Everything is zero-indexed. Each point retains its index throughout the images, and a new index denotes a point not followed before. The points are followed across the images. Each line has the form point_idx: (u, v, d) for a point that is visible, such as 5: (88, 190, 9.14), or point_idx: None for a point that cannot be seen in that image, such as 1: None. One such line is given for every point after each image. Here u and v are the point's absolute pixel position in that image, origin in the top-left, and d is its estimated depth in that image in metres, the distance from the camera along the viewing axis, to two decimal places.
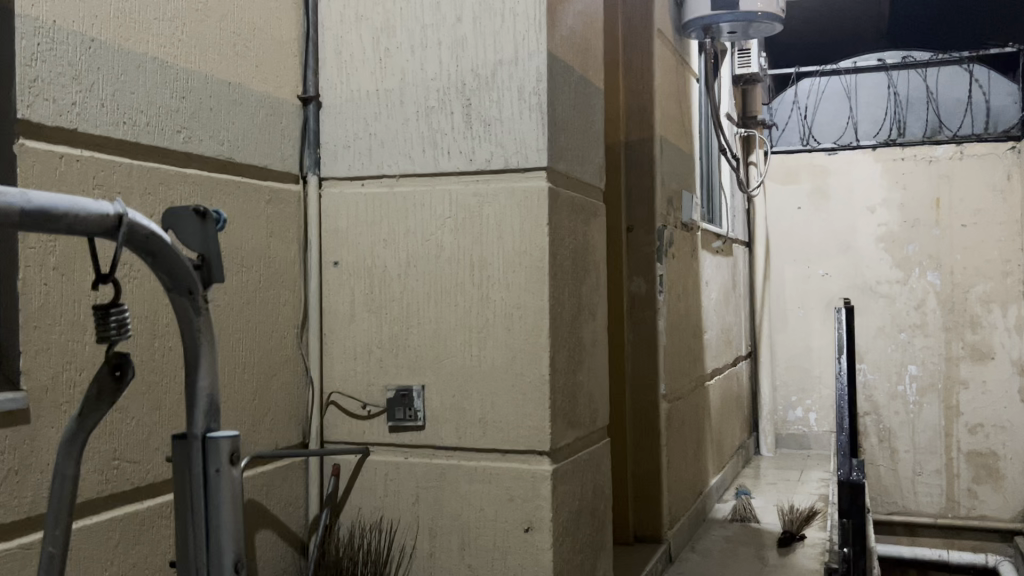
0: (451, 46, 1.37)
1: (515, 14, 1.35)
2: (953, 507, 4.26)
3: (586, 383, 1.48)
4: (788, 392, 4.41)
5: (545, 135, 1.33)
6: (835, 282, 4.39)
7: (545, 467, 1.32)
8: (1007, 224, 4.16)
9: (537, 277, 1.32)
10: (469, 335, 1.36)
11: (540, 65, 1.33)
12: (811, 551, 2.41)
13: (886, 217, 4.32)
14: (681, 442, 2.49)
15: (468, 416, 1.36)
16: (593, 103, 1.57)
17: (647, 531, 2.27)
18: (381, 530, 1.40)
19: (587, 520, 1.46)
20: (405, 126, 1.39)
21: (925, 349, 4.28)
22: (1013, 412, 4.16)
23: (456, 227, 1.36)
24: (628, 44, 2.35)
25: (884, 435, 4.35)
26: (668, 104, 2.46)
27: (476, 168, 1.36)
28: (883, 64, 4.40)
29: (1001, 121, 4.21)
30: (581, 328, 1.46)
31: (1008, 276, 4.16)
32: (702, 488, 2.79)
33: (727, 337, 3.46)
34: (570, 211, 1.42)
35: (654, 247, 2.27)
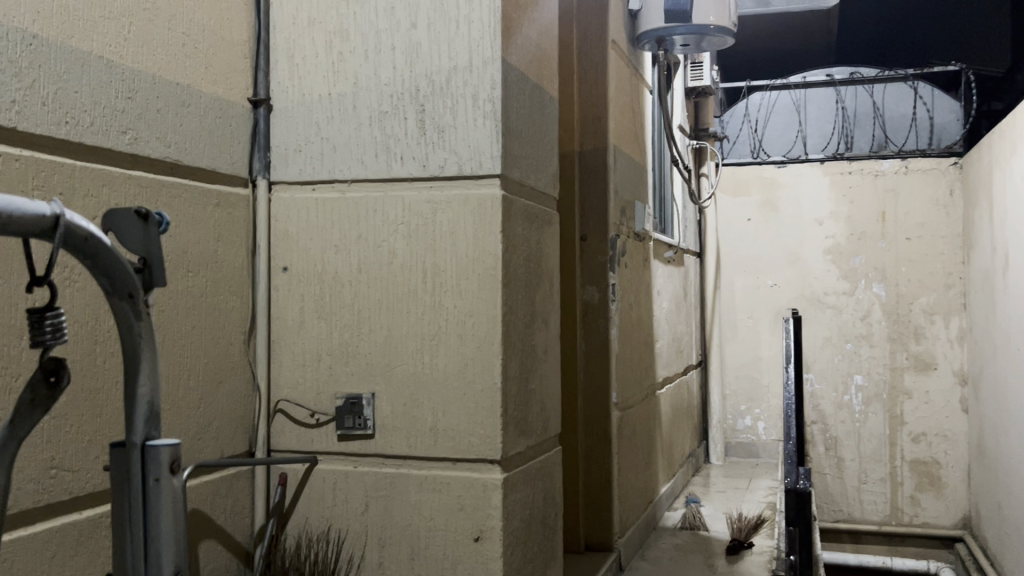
0: (406, 51, 1.37)
1: (470, 20, 1.34)
2: (897, 515, 4.34)
3: (538, 391, 1.47)
4: (737, 400, 4.45)
5: (499, 142, 1.32)
6: (783, 293, 4.46)
7: (496, 475, 1.32)
8: (949, 238, 4.29)
9: (490, 284, 1.32)
10: (422, 343, 1.35)
11: (495, 72, 1.33)
12: (759, 559, 2.44)
13: (833, 229, 4.41)
14: (631, 451, 2.50)
15: (419, 425, 1.35)
16: (547, 112, 1.57)
17: (598, 540, 2.27)
18: (329, 540, 1.38)
19: (538, 528, 1.45)
20: (358, 130, 1.38)
21: (871, 359, 4.36)
22: (955, 421, 4.28)
23: (409, 233, 1.35)
24: (582, 52, 2.36)
25: (830, 443, 4.42)
26: (622, 114, 2.48)
27: (429, 175, 1.35)
28: (832, 80, 4.43)
29: (944, 138, 4.34)
30: (534, 335, 1.45)
31: (950, 288, 4.28)
32: (652, 496, 2.80)
33: (678, 345, 3.48)
34: (524, 219, 1.42)
35: (607, 256, 2.28)
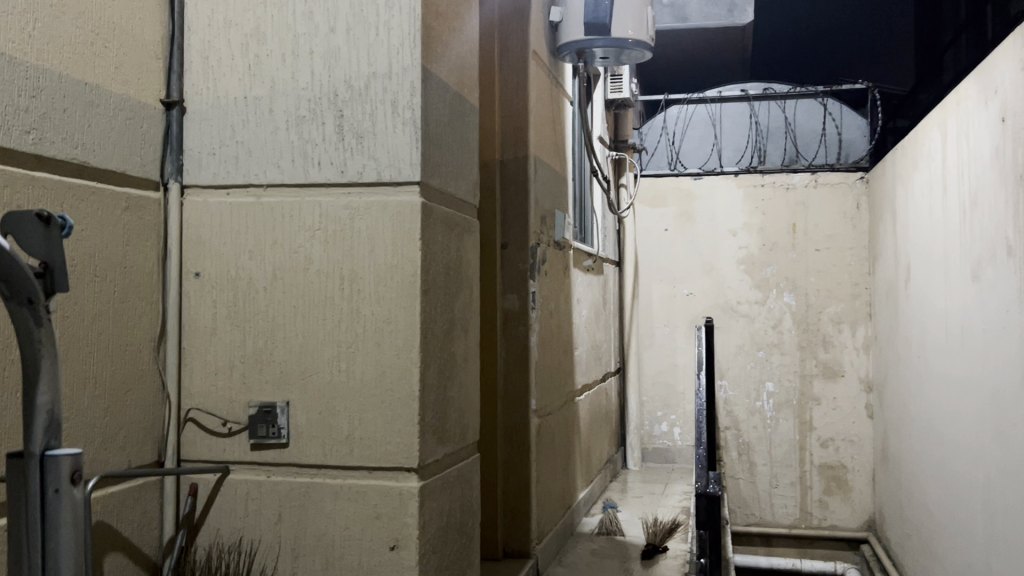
0: (324, 56, 1.35)
1: (389, 27, 1.34)
2: (806, 518, 4.47)
3: (456, 399, 1.47)
4: (654, 407, 4.55)
5: (418, 150, 1.32)
6: (698, 301, 4.58)
7: (412, 484, 1.31)
8: (856, 250, 4.44)
9: (409, 291, 1.31)
10: (338, 350, 1.33)
11: (415, 79, 1.33)
12: (673, 563, 2.48)
13: (746, 240, 4.54)
14: (550, 456, 2.51)
15: (335, 433, 1.33)
16: (468, 121, 1.58)
17: (515, 547, 2.28)
18: (240, 551, 1.35)
19: (454, 536, 1.45)
20: (275, 135, 1.36)
21: (781, 366, 4.50)
22: (861, 426, 4.42)
23: (326, 239, 1.34)
24: (504, 60, 2.38)
25: (743, 449, 4.55)
26: (542, 123, 2.50)
27: (347, 180, 1.34)
28: (746, 94, 4.57)
29: (852, 153, 4.52)
30: (452, 343, 1.45)
31: (857, 298, 4.43)
32: (570, 502, 2.83)
33: (597, 352, 3.53)
34: (443, 226, 1.41)
35: (527, 264, 2.30)
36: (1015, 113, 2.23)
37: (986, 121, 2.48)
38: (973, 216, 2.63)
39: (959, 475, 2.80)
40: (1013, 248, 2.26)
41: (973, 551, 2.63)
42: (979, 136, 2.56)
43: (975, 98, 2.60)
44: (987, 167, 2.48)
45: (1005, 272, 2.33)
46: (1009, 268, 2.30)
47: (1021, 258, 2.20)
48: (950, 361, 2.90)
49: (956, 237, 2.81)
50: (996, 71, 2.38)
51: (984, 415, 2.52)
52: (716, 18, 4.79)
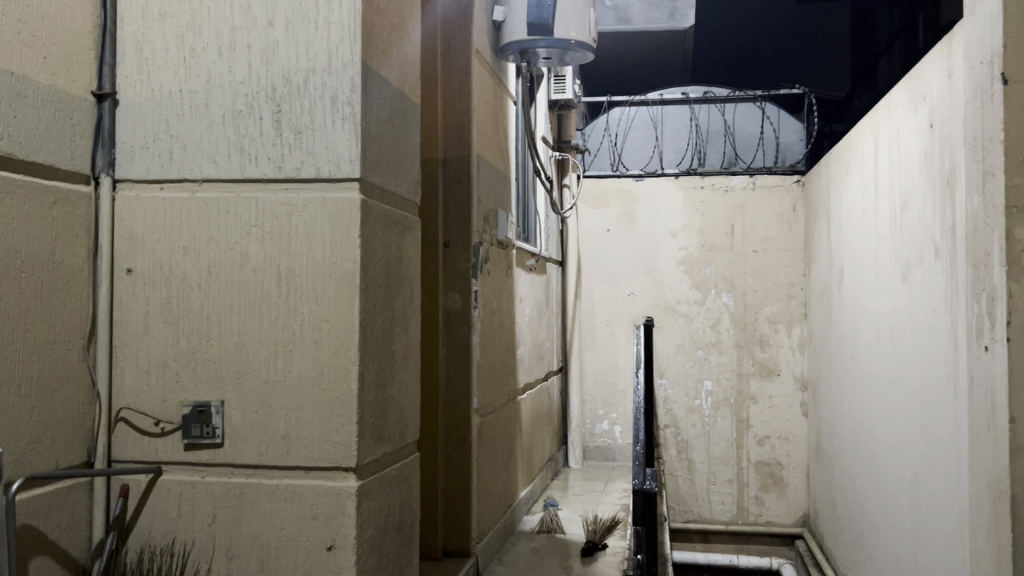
0: (262, 50, 1.34)
1: (329, 22, 1.32)
2: (743, 514, 4.55)
3: (396, 398, 1.46)
4: (595, 405, 4.59)
5: (358, 146, 1.31)
6: (639, 301, 4.64)
7: (350, 483, 1.30)
8: (792, 251, 4.53)
9: (347, 289, 1.30)
10: (275, 349, 1.32)
11: (354, 75, 1.32)
12: (612, 560, 2.51)
13: (686, 241, 4.61)
14: (491, 455, 2.51)
15: (271, 433, 1.32)
16: (409, 119, 1.57)
17: (456, 546, 2.27)
18: (173, 553, 1.33)
19: (393, 536, 1.44)
20: (211, 129, 1.34)
21: (719, 366, 4.58)
22: (796, 424, 4.51)
23: (262, 236, 1.32)
24: (447, 60, 2.36)
25: (681, 446, 4.62)
26: (484, 122, 2.50)
27: (284, 176, 1.32)
28: (687, 98, 4.67)
29: (788, 157, 4.65)
30: (392, 342, 1.44)
31: (793, 298, 4.52)
32: (511, 500, 2.83)
33: (539, 351, 3.54)
34: (383, 224, 1.40)
35: (469, 263, 2.30)
36: (943, 120, 2.29)
37: (915, 127, 2.55)
38: (903, 220, 2.70)
39: (888, 472, 2.88)
40: (940, 251, 2.33)
41: (901, 547, 2.71)
42: (909, 141, 2.63)
43: (905, 104, 2.68)
44: (916, 172, 2.55)
45: (932, 274, 2.40)
46: (936, 270, 2.37)
47: (947, 259, 2.27)
48: (881, 360, 2.98)
49: (887, 240, 2.89)
50: (925, 78, 2.46)
51: (912, 414, 2.59)
52: (658, 21, 4.85)
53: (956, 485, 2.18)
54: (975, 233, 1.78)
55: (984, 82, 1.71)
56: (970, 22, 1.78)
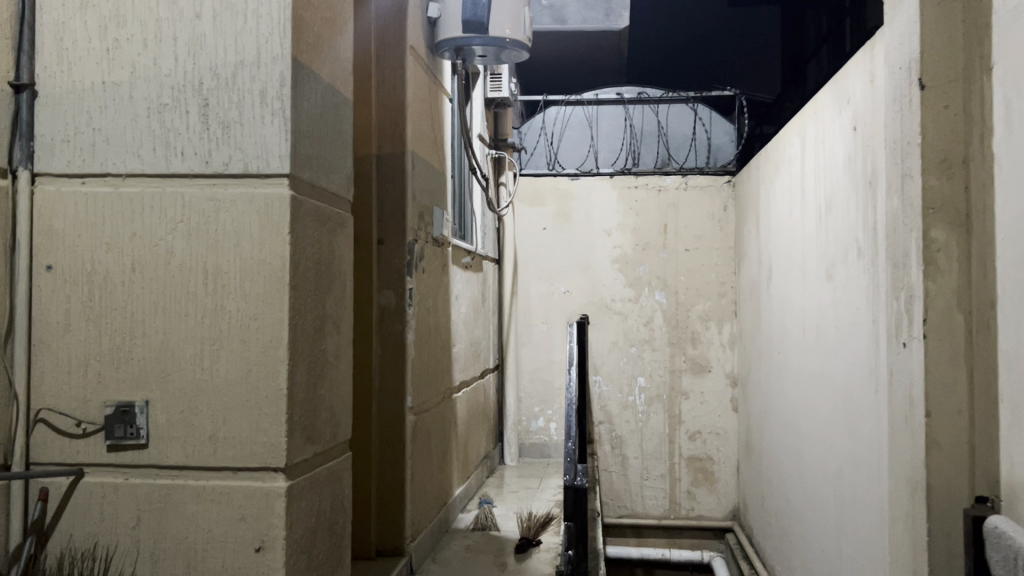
0: (188, 43, 1.31)
1: (258, 15, 1.30)
2: (675, 508, 4.63)
3: (328, 396, 1.44)
4: (531, 402, 4.62)
5: (287, 141, 1.29)
6: (574, 298, 4.68)
7: (279, 484, 1.28)
8: (723, 250, 4.61)
9: (276, 286, 1.28)
10: (201, 347, 1.29)
11: (284, 69, 1.30)
12: (546, 556, 2.52)
13: (620, 239, 4.67)
14: (426, 454, 2.51)
15: (197, 433, 1.29)
16: (342, 114, 1.55)
17: (389, 544, 2.26)
18: (95, 557, 1.30)
19: (324, 536, 1.43)
20: (135, 122, 1.31)
21: (652, 362, 4.65)
22: (727, 419, 4.60)
23: (188, 232, 1.29)
24: (381, 57, 2.34)
25: (615, 442, 4.68)
26: (419, 119, 2.49)
27: (211, 171, 1.30)
28: (621, 98, 4.72)
29: (720, 157, 4.69)
30: (323, 340, 1.42)
31: (723, 296, 4.60)
32: (446, 498, 2.82)
33: (475, 349, 3.54)
34: (315, 220, 1.39)
35: (404, 260, 2.28)
36: (866, 123, 2.36)
37: (840, 128, 2.63)
38: (828, 220, 2.78)
39: (813, 465, 2.96)
40: (863, 250, 2.40)
41: (825, 538, 2.79)
42: (834, 142, 2.70)
43: (831, 107, 2.74)
44: (840, 173, 2.62)
45: (856, 272, 2.47)
46: (858, 268, 2.44)
47: (870, 258, 2.34)
48: (807, 356, 3.05)
49: (813, 239, 2.96)
50: (849, 82, 2.52)
51: (836, 408, 2.66)
52: (593, 21, 4.88)
53: (877, 478, 2.25)
54: (895, 233, 1.84)
55: (904, 87, 1.75)
56: (890, 28, 1.83)
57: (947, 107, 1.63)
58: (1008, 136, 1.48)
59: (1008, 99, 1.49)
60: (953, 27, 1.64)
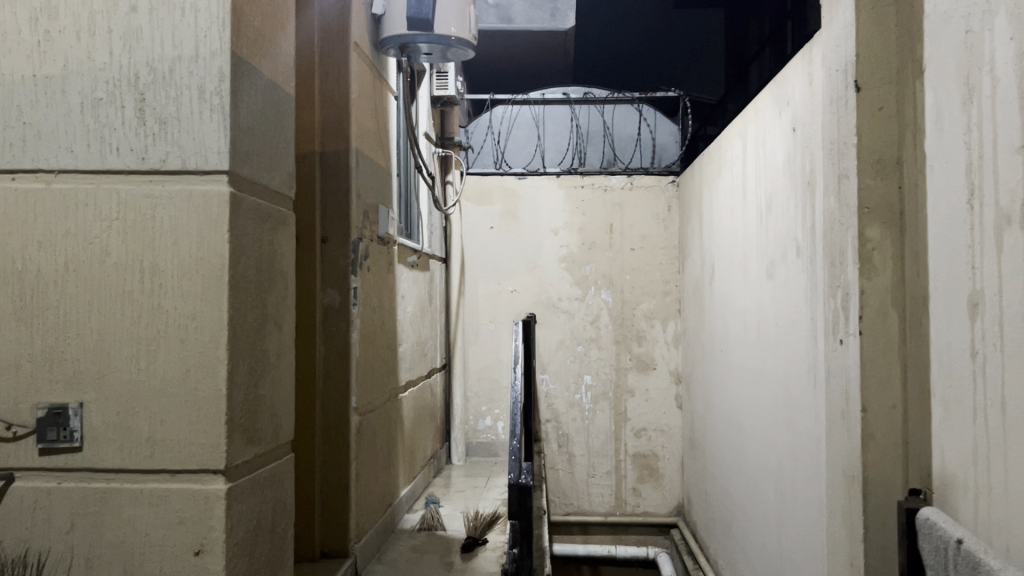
0: (123, 36, 1.28)
1: (196, 9, 1.28)
2: (621, 505, 4.67)
3: (268, 397, 1.42)
4: (478, 401, 4.62)
5: (226, 137, 1.27)
6: (521, 298, 4.69)
7: (219, 486, 1.26)
8: (667, 249, 4.66)
9: (215, 285, 1.26)
10: (138, 348, 1.26)
11: (223, 64, 1.28)
12: (492, 555, 2.53)
13: (567, 239, 4.69)
14: (371, 455, 2.49)
15: (134, 435, 1.26)
16: (283, 110, 1.53)
17: (333, 546, 2.24)
18: (26, 564, 1.27)
19: (265, 538, 1.40)
20: (68, 117, 1.27)
21: (599, 360, 4.69)
22: (671, 416, 4.65)
23: (125, 230, 1.26)
24: (324, 52, 2.32)
25: (562, 440, 4.71)
26: (364, 118, 2.47)
27: (148, 168, 1.27)
28: (567, 98, 4.76)
29: (665, 157, 4.75)
30: (264, 340, 1.40)
31: (668, 295, 4.65)
32: (391, 499, 2.81)
33: (422, 348, 3.52)
34: (255, 218, 1.36)
35: (348, 259, 2.26)
36: (804, 124, 2.40)
37: (780, 130, 2.67)
38: (768, 219, 2.83)
39: (755, 461, 3.01)
40: (802, 250, 2.44)
41: (767, 533, 2.84)
42: (774, 143, 2.75)
43: (771, 108, 2.79)
44: (780, 173, 2.67)
45: (795, 271, 2.51)
46: (797, 267, 2.49)
47: (808, 258, 2.38)
48: (748, 353, 3.10)
49: (754, 238, 3.01)
50: (788, 84, 2.57)
51: (777, 404, 2.71)
52: (539, 21, 4.89)
53: (815, 473, 2.29)
54: (832, 232, 1.87)
55: (841, 89, 1.79)
56: (828, 32, 1.87)
57: (882, 109, 1.67)
58: (939, 137, 1.52)
59: (939, 102, 1.53)
60: (886, 31, 1.67)
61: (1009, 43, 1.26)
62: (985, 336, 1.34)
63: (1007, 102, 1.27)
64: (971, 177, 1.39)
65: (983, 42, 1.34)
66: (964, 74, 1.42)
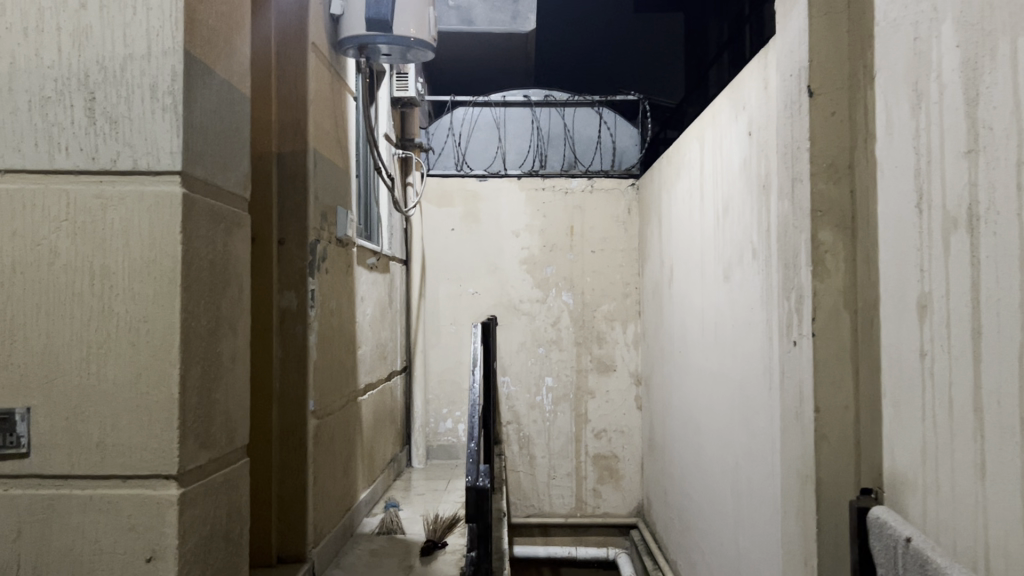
0: (73, 33, 1.25)
1: (148, 7, 1.26)
2: (581, 506, 4.68)
3: (222, 402, 1.40)
4: (439, 404, 4.61)
5: (179, 137, 1.25)
6: (482, 300, 4.69)
7: (171, 491, 1.24)
8: (627, 252, 4.68)
9: (168, 287, 1.24)
10: (88, 352, 1.24)
11: (176, 63, 1.26)
12: (451, 558, 2.53)
13: (528, 241, 4.70)
14: (329, 458, 2.47)
15: (84, 441, 1.24)
16: (239, 110, 1.51)
17: (290, 551, 2.22)
18: None
19: (219, 544, 1.38)
20: (14, 116, 1.24)
21: (559, 362, 4.70)
22: (631, 417, 4.68)
23: (74, 231, 1.24)
24: (281, 52, 2.30)
25: (523, 442, 4.71)
26: (322, 118, 2.45)
27: (98, 168, 1.25)
28: (528, 100, 4.77)
29: (624, 161, 4.78)
30: (218, 343, 1.38)
31: (628, 297, 4.67)
32: (350, 503, 2.78)
33: (382, 351, 3.50)
34: (209, 219, 1.35)
35: (305, 261, 2.24)
36: (760, 128, 2.43)
37: (736, 133, 2.70)
38: (725, 222, 2.86)
39: (712, 462, 3.03)
40: (757, 252, 2.47)
41: (724, 533, 2.86)
42: (731, 147, 2.77)
43: (727, 112, 2.82)
44: (736, 176, 2.69)
45: (750, 273, 2.54)
46: (753, 269, 2.52)
47: (763, 260, 2.41)
48: (706, 354, 3.13)
49: (711, 241, 3.04)
50: (744, 89, 2.60)
51: (733, 406, 2.74)
52: (500, 24, 4.89)
53: (771, 473, 2.32)
54: (786, 236, 1.90)
55: (794, 94, 1.81)
56: (782, 38, 1.90)
57: (834, 114, 1.70)
58: (889, 142, 1.55)
59: (888, 107, 1.55)
60: (838, 38, 1.70)
61: (955, 50, 1.29)
62: (933, 338, 1.36)
63: (954, 108, 1.29)
64: (919, 181, 1.42)
65: (930, 49, 1.37)
66: (912, 81, 1.44)
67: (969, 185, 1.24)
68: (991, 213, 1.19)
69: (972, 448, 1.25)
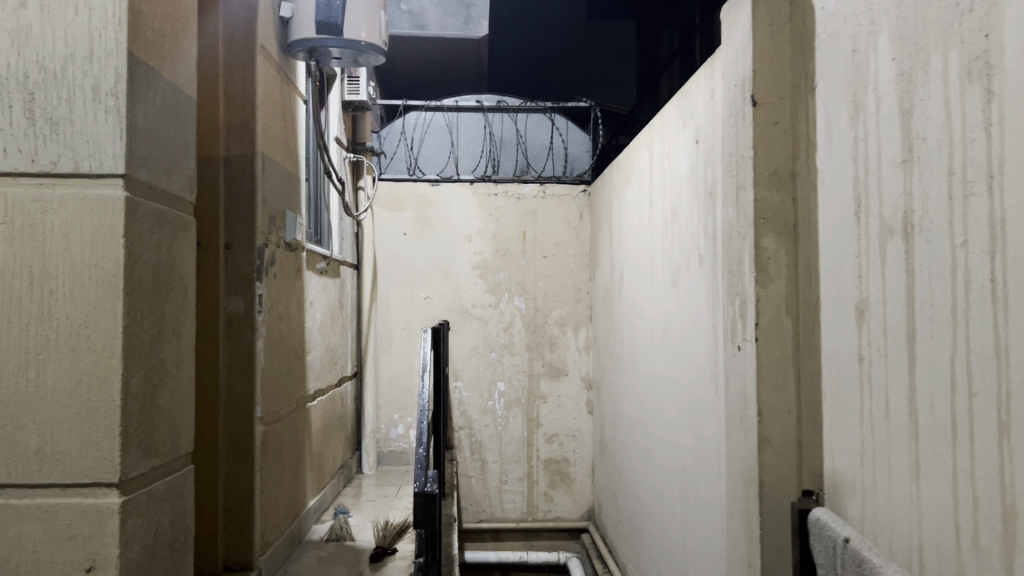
0: (12, 32, 1.23)
1: (90, 7, 1.23)
2: (532, 511, 4.69)
3: (166, 409, 1.38)
4: (390, 410, 4.59)
5: (122, 139, 1.23)
6: (434, 305, 4.68)
7: (112, 500, 1.21)
8: (579, 257, 4.73)
9: (110, 292, 1.22)
10: (26, 358, 1.21)
11: (119, 65, 1.24)
12: (401, 564, 2.53)
13: (480, 246, 4.70)
14: (276, 466, 2.44)
15: (21, 449, 1.21)
16: (184, 113, 1.49)
17: (237, 560, 2.19)
18: None
19: (162, 552, 1.36)
20: None
21: (512, 367, 4.71)
22: (582, 421, 4.71)
23: (11, 235, 1.21)
24: (229, 54, 2.27)
25: (475, 447, 4.70)
26: (271, 121, 2.42)
27: (38, 171, 1.22)
28: (481, 106, 4.78)
29: (576, 167, 4.81)
30: (162, 350, 1.36)
31: (579, 302, 4.71)
32: (298, 510, 2.76)
33: (331, 356, 3.47)
34: (153, 222, 1.33)
35: (253, 265, 2.22)
36: (707, 137, 2.47)
37: (684, 141, 2.73)
38: (673, 228, 2.89)
39: (661, 465, 3.07)
40: (704, 258, 2.50)
41: (672, 535, 2.89)
42: (678, 154, 2.81)
43: (675, 120, 2.86)
44: (684, 183, 2.73)
45: (697, 279, 2.58)
46: (700, 275, 2.55)
47: (709, 266, 2.45)
48: (655, 359, 3.16)
49: (660, 247, 3.08)
50: (691, 97, 2.63)
51: (681, 410, 2.77)
52: (452, 28, 4.90)
53: (717, 476, 2.35)
54: (730, 242, 1.94)
55: (739, 103, 1.84)
56: (727, 47, 1.93)
57: (776, 123, 1.73)
58: (829, 151, 1.58)
59: (829, 118, 1.58)
60: (781, 50, 1.73)
61: (892, 63, 1.33)
62: (871, 342, 1.40)
63: (891, 119, 1.33)
64: (858, 189, 1.45)
65: (868, 62, 1.41)
66: (851, 92, 1.48)
67: (904, 194, 1.28)
68: (925, 220, 1.22)
69: (907, 449, 1.28)
